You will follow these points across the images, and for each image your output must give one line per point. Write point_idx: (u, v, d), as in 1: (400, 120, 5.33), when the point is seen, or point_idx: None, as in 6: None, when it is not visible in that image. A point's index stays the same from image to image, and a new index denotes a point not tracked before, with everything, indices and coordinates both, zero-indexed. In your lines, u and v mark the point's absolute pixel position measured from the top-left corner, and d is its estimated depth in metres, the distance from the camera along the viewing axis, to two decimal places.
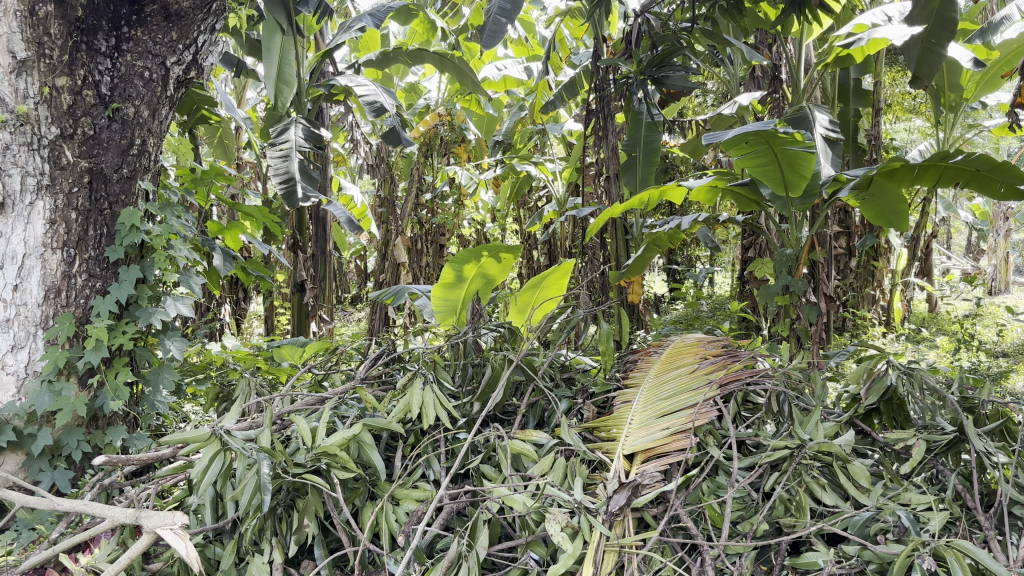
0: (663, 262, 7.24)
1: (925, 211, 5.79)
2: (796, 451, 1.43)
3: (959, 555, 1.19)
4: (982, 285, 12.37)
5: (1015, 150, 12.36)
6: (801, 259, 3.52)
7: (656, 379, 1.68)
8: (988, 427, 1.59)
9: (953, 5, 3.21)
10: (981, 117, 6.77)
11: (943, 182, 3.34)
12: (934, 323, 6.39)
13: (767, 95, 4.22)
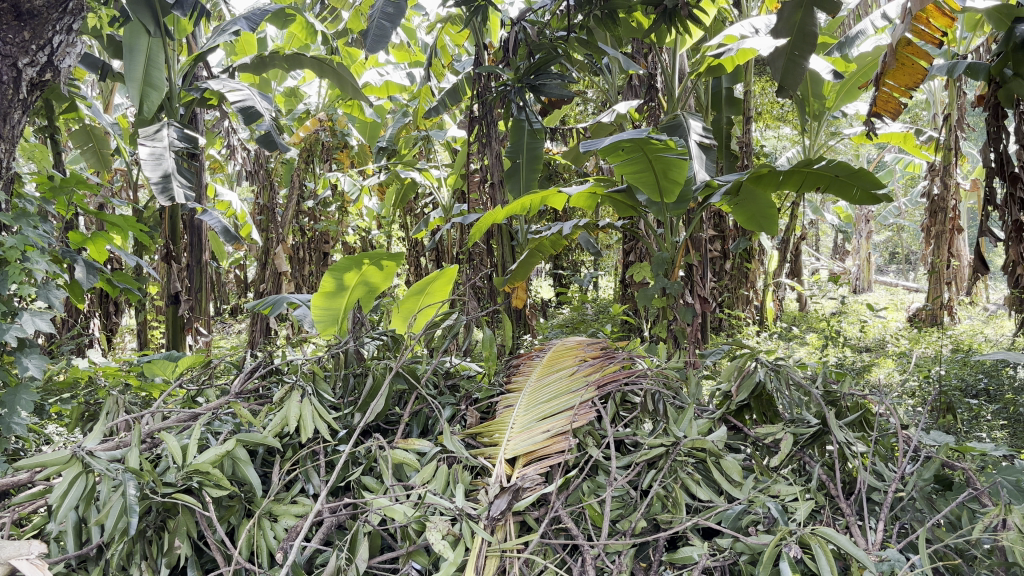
0: (549, 267, 7.33)
1: (793, 215, 6.07)
2: (671, 449, 1.47)
3: (823, 541, 1.25)
4: (848, 284, 13.10)
5: (874, 157, 13.11)
6: (677, 262, 3.62)
7: (537, 383, 1.69)
8: (848, 418, 1.69)
9: (813, 20, 3.35)
10: (841, 126, 7.17)
11: (805, 186, 3.52)
12: (804, 322, 6.70)
13: (644, 104, 4.33)
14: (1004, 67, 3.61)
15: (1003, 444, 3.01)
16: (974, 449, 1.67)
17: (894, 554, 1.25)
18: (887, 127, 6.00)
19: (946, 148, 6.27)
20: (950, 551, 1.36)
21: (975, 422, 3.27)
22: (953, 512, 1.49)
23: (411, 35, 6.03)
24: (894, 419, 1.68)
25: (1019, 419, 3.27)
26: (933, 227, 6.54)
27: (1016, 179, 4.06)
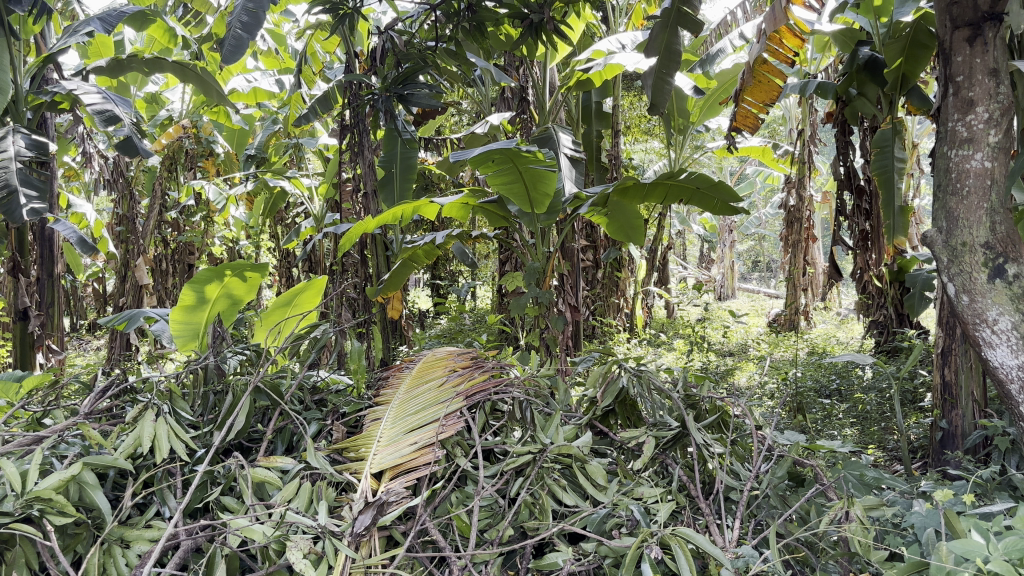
0: (427, 277, 7.29)
1: (661, 225, 6.27)
2: (538, 455, 1.49)
3: (682, 541, 1.30)
4: (714, 291, 13.66)
5: (737, 170, 13.74)
6: (548, 271, 3.68)
7: (405, 394, 1.67)
8: (706, 421, 1.76)
9: (678, 40, 3.42)
10: (704, 140, 7.47)
11: (669, 198, 3.65)
12: (672, 328, 6.94)
13: (516, 115, 4.38)
14: (849, 86, 3.77)
15: (851, 441, 3.20)
16: (822, 446, 1.77)
17: (748, 550, 1.31)
18: (746, 141, 6.30)
19: (800, 163, 6.62)
20: (800, 545, 1.43)
21: (828, 421, 3.46)
22: (803, 508, 1.57)
23: (280, 42, 5.89)
24: (750, 421, 1.76)
25: (866, 416, 3.48)
26: (789, 237, 6.89)
27: (861, 191, 4.23)
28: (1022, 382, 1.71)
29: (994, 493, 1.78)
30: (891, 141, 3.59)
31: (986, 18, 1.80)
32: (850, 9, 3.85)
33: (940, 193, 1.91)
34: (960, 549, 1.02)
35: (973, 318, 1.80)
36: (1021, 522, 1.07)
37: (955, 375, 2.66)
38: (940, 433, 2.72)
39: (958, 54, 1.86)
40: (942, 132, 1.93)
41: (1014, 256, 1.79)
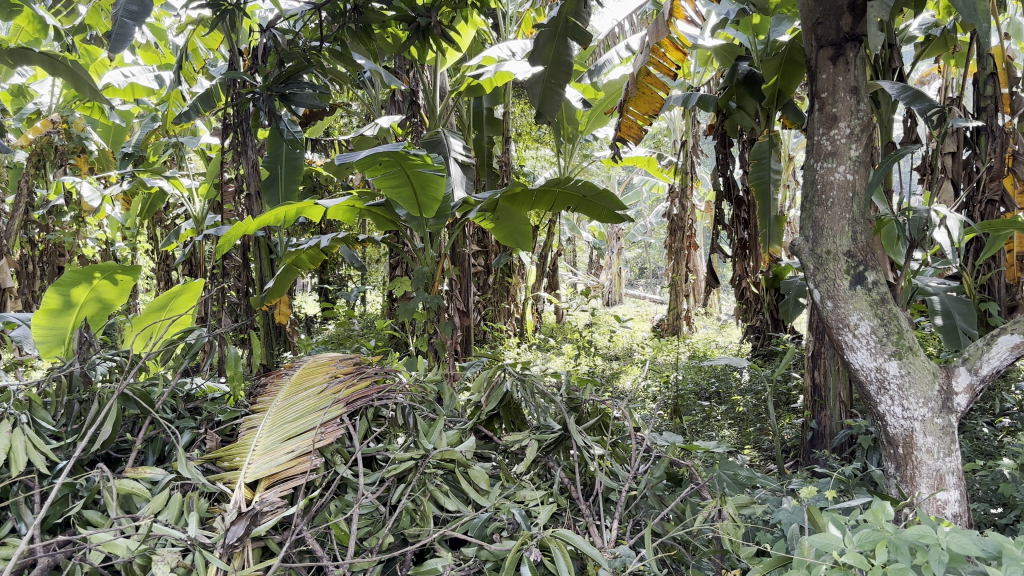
0: (314, 282, 7.15)
1: (551, 231, 6.35)
2: (420, 461, 1.48)
3: (561, 543, 1.31)
4: (601, 297, 13.91)
5: (624, 179, 14.05)
6: (436, 277, 3.64)
7: (284, 401, 1.62)
8: (588, 423, 1.79)
9: (568, 51, 3.48)
10: (592, 149, 7.60)
11: (556, 205, 3.72)
12: (560, 333, 7.03)
13: (406, 119, 4.35)
14: (729, 100, 3.89)
15: (729, 442, 3.31)
16: (698, 446, 1.82)
17: (625, 550, 1.35)
18: (632, 151, 6.46)
19: (683, 173, 6.83)
20: (676, 543, 1.48)
21: (707, 422, 3.58)
22: (678, 507, 1.62)
23: (160, 36, 5.67)
24: (629, 423, 1.80)
25: (743, 417, 3.62)
26: (673, 245, 7.09)
27: (741, 202, 4.37)
28: (879, 383, 1.84)
29: (855, 488, 1.89)
30: (768, 153, 3.74)
31: (848, 38, 1.89)
32: (729, 25, 3.99)
33: (807, 204, 1.99)
34: (818, 542, 1.07)
35: (836, 323, 1.90)
36: (874, 515, 1.13)
37: (823, 377, 2.81)
38: (809, 432, 2.86)
39: (822, 72, 1.95)
40: (809, 145, 2.02)
41: (873, 264, 1.90)
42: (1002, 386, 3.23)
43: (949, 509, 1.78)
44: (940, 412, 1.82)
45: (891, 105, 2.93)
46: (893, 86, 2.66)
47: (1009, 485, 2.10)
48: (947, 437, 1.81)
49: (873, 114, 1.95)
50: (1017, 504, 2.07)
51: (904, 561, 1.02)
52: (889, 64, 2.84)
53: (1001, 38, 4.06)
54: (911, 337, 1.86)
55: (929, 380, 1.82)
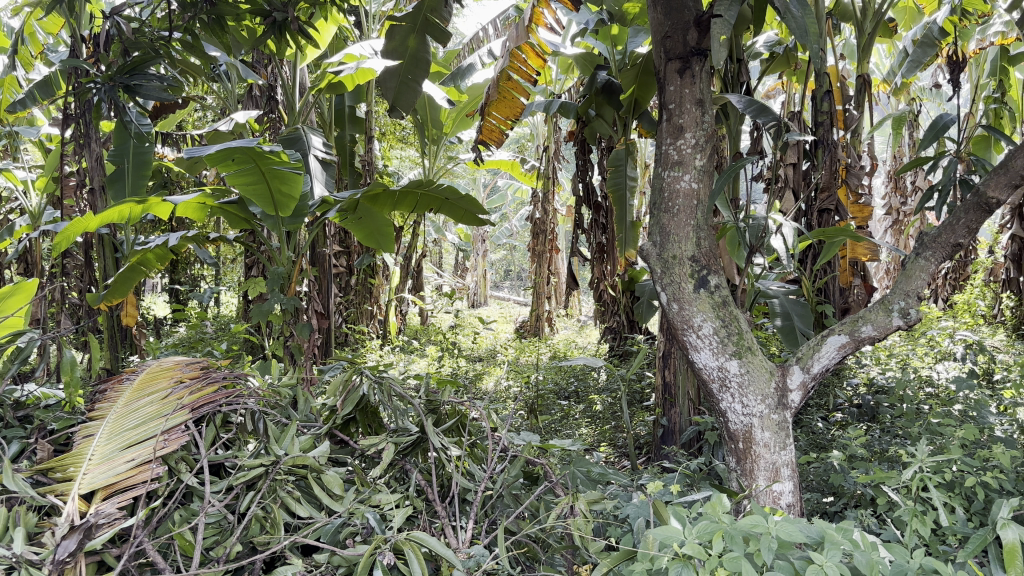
0: (165, 281, 6.83)
1: (415, 232, 6.31)
2: (271, 468, 1.44)
3: (416, 546, 1.31)
4: (466, 298, 13.95)
5: (489, 181, 14.14)
6: (293, 277, 3.51)
7: (124, 407, 1.54)
8: (445, 425, 1.80)
9: (425, 48, 3.48)
10: (456, 151, 7.61)
11: (418, 207, 3.70)
12: (424, 335, 7.00)
13: (264, 115, 4.23)
14: (588, 107, 4.01)
15: (586, 440, 3.40)
16: (553, 445, 1.86)
17: (478, 550, 1.36)
18: (495, 154, 6.51)
19: (546, 178, 6.95)
20: (529, 539, 1.51)
21: (565, 421, 3.66)
22: (532, 505, 1.66)
23: None
24: (486, 423, 1.82)
25: (599, 416, 3.73)
26: (535, 248, 7.21)
27: (599, 207, 4.44)
28: (721, 381, 1.93)
29: (699, 481, 1.98)
30: (624, 161, 3.86)
31: (694, 52, 1.98)
32: (588, 35, 4.10)
33: (655, 211, 2.07)
34: (661, 535, 1.11)
35: (682, 325, 1.98)
36: (712, 508, 1.19)
37: (674, 376, 2.93)
38: (660, 429, 2.98)
39: (670, 84, 2.03)
40: (657, 154, 2.10)
41: (715, 268, 2.00)
42: (834, 382, 3.47)
43: (784, 500, 1.89)
44: (777, 408, 1.93)
45: (738, 117, 3.09)
46: (739, 99, 2.79)
47: (838, 475, 2.25)
48: (782, 431, 1.93)
49: (716, 125, 2.05)
50: (845, 493, 2.23)
51: (739, 549, 1.08)
52: (737, 78, 2.99)
53: (836, 59, 4.35)
54: (750, 338, 1.96)
55: (766, 378, 1.94)
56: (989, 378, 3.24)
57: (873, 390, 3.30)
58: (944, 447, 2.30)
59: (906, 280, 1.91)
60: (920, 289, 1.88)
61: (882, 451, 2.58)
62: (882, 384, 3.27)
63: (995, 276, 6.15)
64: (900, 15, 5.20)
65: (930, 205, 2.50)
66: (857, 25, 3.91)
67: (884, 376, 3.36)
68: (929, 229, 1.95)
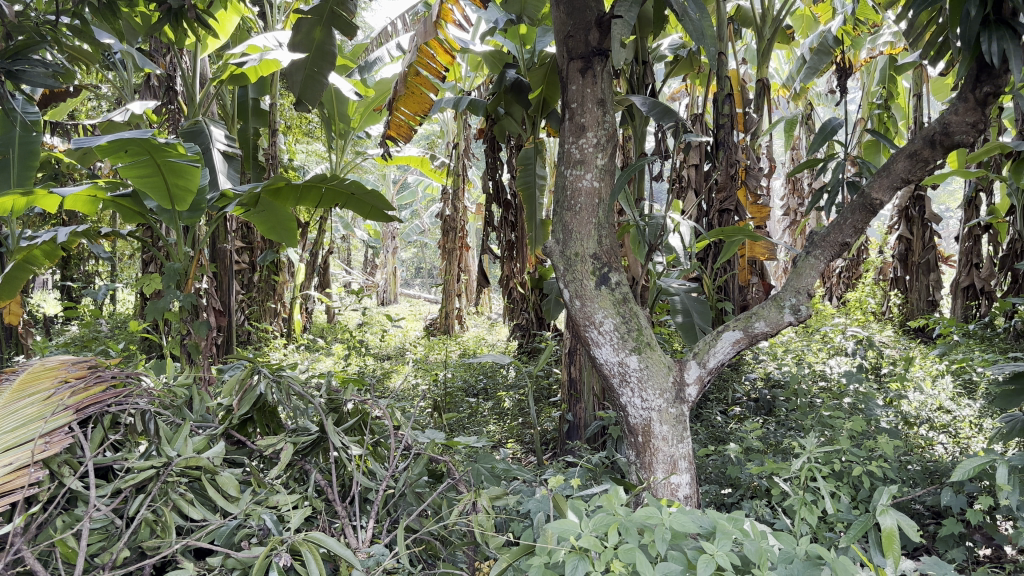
0: (56, 278, 6.52)
1: (321, 228, 6.20)
2: (162, 470, 1.39)
3: (313, 546, 1.28)
4: (375, 296, 13.79)
5: (399, 177, 14.00)
6: (190, 274, 3.41)
7: (1, 408, 1.45)
8: (346, 424, 1.77)
9: (331, 40, 3.42)
10: (364, 146, 7.51)
11: (322, 202, 3.64)
12: (331, 333, 6.88)
13: (162, 106, 4.08)
14: (497, 106, 3.97)
15: (493, 437, 3.41)
16: (457, 442, 1.86)
17: (378, 549, 1.35)
18: (404, 150, 6.45)
19: (455, 175, 6.92)
20: (431, 536, 1.50)
21: (472, 418, 3.66)
22: (435, 502, 1.66)
23: None
24: (389, 422, 1.81)
25: (506, 413, 3.74)
26: (445, 245, 7.18)
27: (509, 205, 4.41)
28: (621, 376, 1.96)
29: (601, 475, 2.01)
30: (533, 159, 3.88)
31: (595, 52, 2.01)
32: (496, 33, 4.10)
33: (557, 209, 2.09)
34: (557, 528, 1.12)
35: (584, 321, 2.00)
36: (609, 500, 1.21)
37: (579, 372, 2.97)
38: (566, 425, 3.01)
39: (572, 83, 2.05)
40: (560, 153, 2.12)
41: (615, 266, 2.03)
42: (733, 377, 3.57)
43: (681, 492, 1.94)
44: (674, 402, 1.98)
45: (643, 118, 3.15)
46: (644, 101, 2.84)
47: (735, 467, 2.32)
48: (680, 425, 1.97)
49: (616, 124, 2.09)
50: (741, 484, 2.30)
51: (633, 541, 1.10)
52: (642, 79, 3.05)
53: (737, 63, 4.48)
54: (649, 335, 2.01)
55: (664, 373, 1.98)
56: (877, 372, 3.39)
57: (770, 384, 3.41)
58: (834, 438, 2.40)
59: (797, 278, 1.98)
60: (810, 286, 1.96)
61: (776, 443, 2.67)
62: (777, 379, 3.39)
63: (884, 274, 6.44)
64: (798, 23, 5.40)
65: (822, 206, 2.60)
66: (757, 31, 4.02)
67: (780, 371, 3.48)
68: (817, 228, 2.04)
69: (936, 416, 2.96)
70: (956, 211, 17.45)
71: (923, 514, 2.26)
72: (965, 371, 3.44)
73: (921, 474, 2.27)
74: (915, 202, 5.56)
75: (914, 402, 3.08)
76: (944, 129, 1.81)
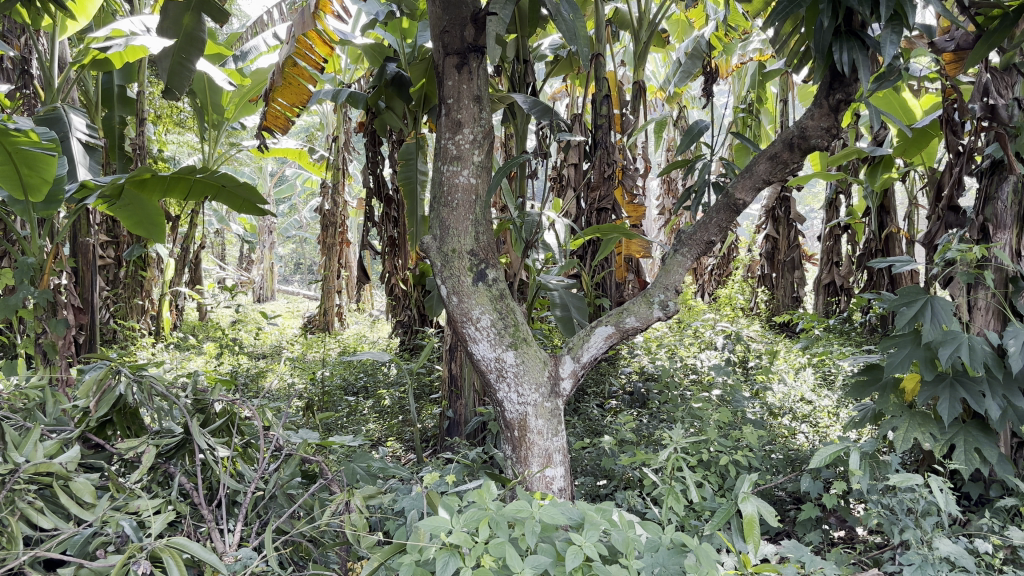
0: None
1: (192, 222, 5.95)
2: (8, 477, 1.30)
3: (175, 552, 1.22)
4: (252, 293, 13.38)
5: (276, 171, 13.62)
6: (46, 268, 3.20)
7: None
8: (213, 425, 1.71)
9: (201, 25, 3.33)
10: (238, 138, 7.26)
11: (191, 194, 3.50)
12: (203, 331, 6.63)
13: (16, 89, 3.82)
14: (378, 100, 3.85)
15: (372, 436, 3.36)
16: (332, 442, 1.82)
17: (245, 552, 1.32)
18: (281, 143, 6.28)
19: (335, 168, 6.79)
20: (302, 537, 1.48)
21: (351, 416, 3.60)
22: (307, 503, 1.62)
23: None
24: (260, 422, 1.76)
25: (386, 411, 3.70)
26: (324, 240, 7.04)
27: (390, 201, 4.38)
28: (497, 371, 1.97)
29: (477, 471, 2.01)
30: (414, 154, 3.85)
31: (471, 49, 2.01)
32: (377, 26, 4.03)
33: (434, 205, 2.08)
34: (428, 526, 1.12)
35: (460, 317, 1.99)
36: (480, 496, 1.21)
37: (459, 369, 2.97)
38: (446, 421, 3.01)
39: (448, 79, 2.04)
40: (435, 149, 2.11)
41: (492, 262, 2.05)
42: (609, 372, 3.66)
43: (555, 484, 1.97)
44: (549, 397, 2.01)
45: (524, 117, 3.16)
46: (525, 100, 2.86)
47: (609, 459, 2.38)
48: (554, 419, 2.01)
49: (491, 121, 2.10)
50: (616, 476, 2.36)
51: (503, 536, 1.11)
52: (523, 78, 3.07)
53: (614, 65, 4.58)
54: (525, 330, 2.04)
55: (540, 368, 2.01)
56: (744, 365, 3.54)
57: (644, 378, 3.51)
58: (702, 428, 2.49)
59: (665, 274, 2.05)
60: (678, 283, 2.03)
61: (649, 434, 2.75)
62: (651, 372, 3.49)
63: (752, 272, 6.73)
64: (674, 27, 5.54)
65: (691, 205, 2.68)
66: (634, 34, 4.12)
67: (654, 364, 3.58)
68: (684, 227, 2.11)
69: (797, 407, 3.12)
70: (817, 211, 18.38)
71: (784, 500, 2.38)
72: (824, 363, 3.64)
73: (782, 461, 2.39)
74: (781, 202, 5.83)
75: (778, 393, 3.23)
76: (801, 133, 1.91)
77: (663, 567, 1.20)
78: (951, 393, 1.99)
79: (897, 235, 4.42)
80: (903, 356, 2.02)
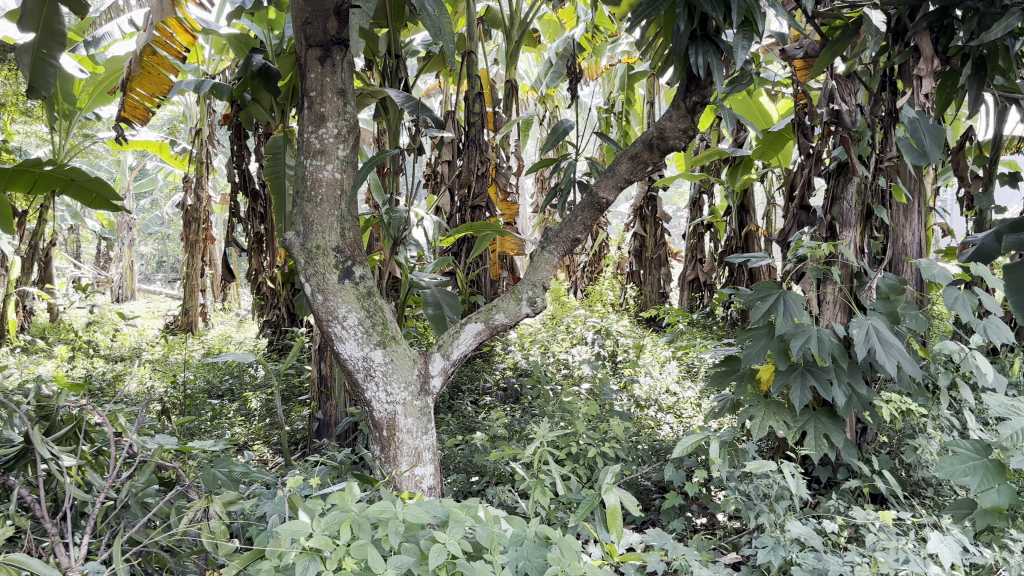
0: None
1: (41, 217, 5.59)
2: None
3: (12, 570, 1.14)
4: (109, 292, 12.70)
5: (135, 164, 12.96)
6: None
7: None
8: (59, 432, 1.61)
9: (60, 17, 3.11)
10: (92, 128, 6.86)
11: (37, 187, 3.26)
12: (54, 333, 6.24)
13: None
14: (243, 91, 3.74)
15: (238, 439, 3.25)
16: (190, 447, 1.75)
17: (92, 565, 1.24)
18: (141, 135, 5.99)
19: (198, 162, 6.52)
20: (155, 547, 1.41)
21: (216, 420, 3.47)
22: (162, 512, 1.55)
23: None
24: (111, 428, 1.67)
25: (252, 414, 3.59)
26: (188, 237, 6.75)
27: (257, 196, 4.21)
28: (365, 371, 1.94)
29: (345, 472, 1.98)
30: (281, 148, 3.73)
31: (334, 41, 1.97)
32: (242, 15, 3.90)
33: (297, 200, 2.02)
34: (288, 530, 1.09)
35: (326, 316, 1.95)
36: (342, 498, 1.18)
37: (329, 369, 2.91)
38: (315, 422, 2.94)
39: (310, 71, 1.99)
40: (298, 143, 2.05)
41: (358, 259, 2.01)
42: (483, 369, 3.67)
43: (425, 483, 1.97)
44: (418, 395, 2.00)
45: (395, 112, 3.12)
46: (397, 94, 2.82)
47: (481, 455, 2.39)
48: (424, 417, 2.00)
49: (356, 115, 2.07)
50: (488, 471, 2.37)
51: (366, 536, 1.09)
52: (395, 73, 3.03)
53: (486, 63, 4.59)
54: (394, 328, 2.02)
55: (409, 366, 2.00)
56: (613, 359, 3.62)
57: (517, 373, 3.54)
58: (572, 422, 2.54)
59: (533, 271, 2.07)
60: (545, 280, 2.06)
61: (521, 429, 2.78)
62: (524, 368, 3.53)
63: (621, 269, 6.90)
64: (545, 27, 5.66)
65: (560, 203, 2.72)
66: (506, 32, 4.14)
67: (526, 360, 3.62)
68: (551, 224, 2.14)
69: (663, 398, 3.21)
70: (682, 209, 19.07)
71: (650, 490, 2.45)
72: (687, 356, 3.77)
73: (647, 452, 2.46)
74: (648, 201, 6.01)
75: (645, 386, 3.32)
76: (660, 134, 1.97)
77: (526, 560, 1.21)
78: (802, 381, 2.10)
79: (755, 233, 4.63)
80: (758, 348, 2.11)
